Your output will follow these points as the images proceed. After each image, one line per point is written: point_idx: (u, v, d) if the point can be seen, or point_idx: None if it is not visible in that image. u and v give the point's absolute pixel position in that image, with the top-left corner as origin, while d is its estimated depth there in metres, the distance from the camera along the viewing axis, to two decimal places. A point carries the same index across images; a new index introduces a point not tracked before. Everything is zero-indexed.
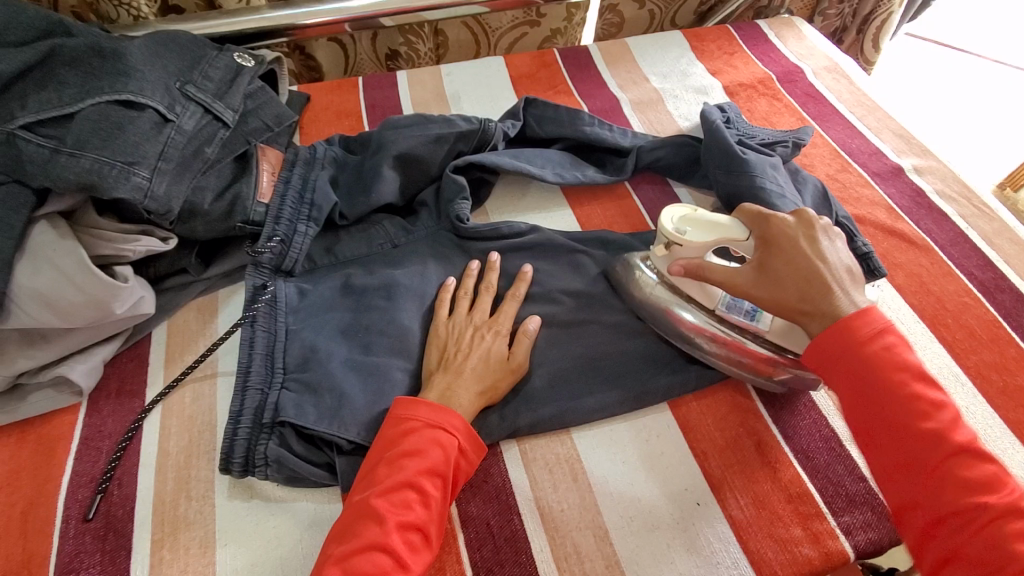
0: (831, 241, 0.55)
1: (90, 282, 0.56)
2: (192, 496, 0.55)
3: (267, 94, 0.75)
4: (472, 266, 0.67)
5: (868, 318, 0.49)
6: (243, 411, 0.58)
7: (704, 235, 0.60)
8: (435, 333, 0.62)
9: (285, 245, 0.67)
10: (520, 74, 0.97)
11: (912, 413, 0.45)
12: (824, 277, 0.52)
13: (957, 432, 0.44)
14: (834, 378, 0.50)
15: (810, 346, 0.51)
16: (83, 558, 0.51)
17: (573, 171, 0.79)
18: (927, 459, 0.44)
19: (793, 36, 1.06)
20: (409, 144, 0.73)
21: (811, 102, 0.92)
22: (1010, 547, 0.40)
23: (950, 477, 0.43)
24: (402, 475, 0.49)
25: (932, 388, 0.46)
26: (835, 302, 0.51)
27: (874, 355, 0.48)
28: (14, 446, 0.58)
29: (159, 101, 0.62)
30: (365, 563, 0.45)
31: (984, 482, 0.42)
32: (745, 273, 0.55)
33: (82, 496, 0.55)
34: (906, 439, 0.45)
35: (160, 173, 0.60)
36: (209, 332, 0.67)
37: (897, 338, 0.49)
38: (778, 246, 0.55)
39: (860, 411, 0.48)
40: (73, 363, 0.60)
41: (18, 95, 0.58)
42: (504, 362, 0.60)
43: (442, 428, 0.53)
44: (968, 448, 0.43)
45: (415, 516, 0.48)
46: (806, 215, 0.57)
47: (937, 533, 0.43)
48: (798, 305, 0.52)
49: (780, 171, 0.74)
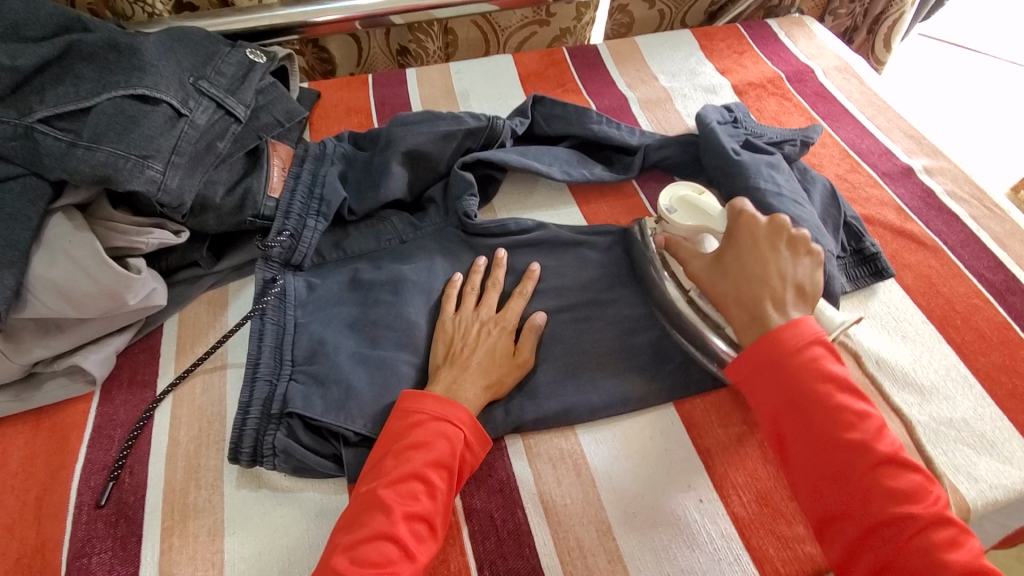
0: (795, 255, 0.57)
1: (105, 273, 0.57)
2: (201, 485, 0.56)
3: (279, 90, 0.76)
4: (479, 262, 0.68)
5: (798, 330, 0.51)
6: (252, 402, 0.58)
7: (688, 218, 0.65)
8: (442, 328, 0.63)
9: (295, 240, 0.68)
10: (529, 72, 0.97)
11: (838, 425, 0.48)
12: (766, 281, 0.55)
13: (879, 442, 0.47)
14: (762, 393, 0.51)
15: (739, 357, 0.53)
16: (95, 544, 0.52)
17: (580, 169, 0.79)
18: (856, 470, 0.47)
19: (803, 35, 1.06)
20: (418, 140, 0.74)
21: (820, 101, 0.92)
22: (938, 555, 0.43)
23: (878, 487, 0.45)
24: (409, 467, 0.50)
25: (856, 400, 0.49)
26: (766, 306, 0.53)
27: (803, 368, 0.50)
28: (29, 433, 0.59)
29: (173, 96, 0.63)
30: (372, 551, 0.45)
31: (908, 491, 0.45)
32: (702, 261, 0.60)
33: (94, 483, 0.56)
34: (837, 451, 0.47)
35: (174, 166, 0.61)
36: (219, 324, 0.67)
37: (825, 352, 0.51)
38: (736, 243, 0.58)
39: (790, 425, 0.49)
40: (87, 353, 0.61)
41: (37, 90, 0.59)
42: (509, 357, 0.61)
43: (448, 420, 0.53)
44: (891, 458, 0.47)
45: (421, 507, 0.48)
46: (778, 220, 0.58)
47: (868, 544, 0.45)
48: (730, 301, 0.56)
49: (783, 171, 0.74)
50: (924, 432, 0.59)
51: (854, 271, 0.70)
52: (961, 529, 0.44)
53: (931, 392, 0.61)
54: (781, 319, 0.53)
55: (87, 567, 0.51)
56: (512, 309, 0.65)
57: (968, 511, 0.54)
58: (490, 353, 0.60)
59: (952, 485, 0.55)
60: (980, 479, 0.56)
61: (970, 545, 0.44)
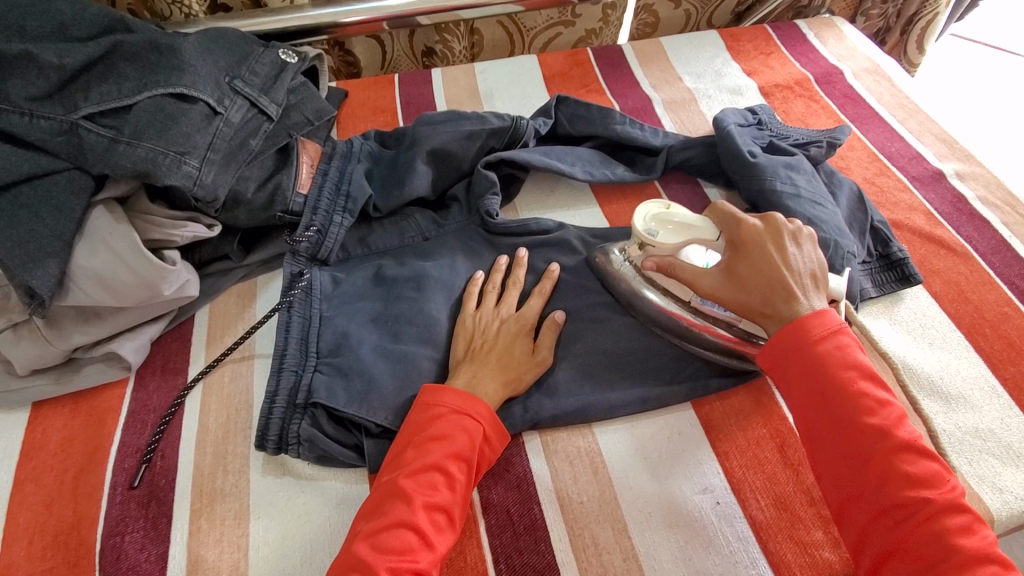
0: (800, 246, 0.56)
1: (142, 264, 0.59)
2: (229, 470, 0.58)
3: (309, 89, 0.77)
4: (500, 262, 0.68)
5: (822, 319, 0.51)
6: (278, 392, 0.60)
7: (673, 236, 0.62)
8: (462, 324, 0.64)
9: (322, 235, 0.70)
10: (553, 72, 0.98)
11: (857, 408, 0.47)
12: (787, 283, 0.53)
13: (899, 429, 0.46)
14: (786, 375, 0.51)
15: (767, 344, 0.53)
16: (128, 523, 0.55)
17: (603, 169, 0.79)
18: (872, 453, 0.46)
19: (833, 36, 1.04)
20: (443, 140, 0.75)
21: (849, 104, 0.91)
22: (950, 539, 0.42)
23: (894, 470, 0.45)
24: (429, 458, 0.51)
25: (878, 387, 0.49)
26: (794, 305, 0.52)
27: (826, 354, 0.50)
28: (67, 416, 0.62)
29: (209, 95, 0.66)
30: (392, 539, 0.47)
31: (925, 477, 0.44)
32: (712, 274, 0.58)
33: (128, 465, 0.58)
34: (854, 433, 0.47)
35: (209, 162, 0.63)
36: (248, 316, 0.70)
37: (850, 339, 0.51)
38: (746, 250, 0.57)
39: (811, 407, 0.49)
40: (123, 340, 0.63)
41: (82, 87, 0.62)
42: (529, 355, 0.62)
43: (467, 414, 0.54)
44: (909, 445, 0.45)
45: (441, 498, 0.49)
46: (774, 221, 0.58)
47: (879, 526, 0.44)
48: (761, 312, 0.54)
49: (802, 171, 0.73)
50: (949, 441, 0.58)
51: (880, 277, 0.69)
52: (977, 519, 0.43)
53: (958, 400, 0.60)
54: (808, 312, 0.52)
55: (121, 545, 0.53)
56: (532, 307, 0.65)
57: (992, 522, 0.53)
58: (510, 350, 0.61)
59: (976, 496, 0.54)
60: (1006, 490, 0.55)
61: (987, 537, 0.42)
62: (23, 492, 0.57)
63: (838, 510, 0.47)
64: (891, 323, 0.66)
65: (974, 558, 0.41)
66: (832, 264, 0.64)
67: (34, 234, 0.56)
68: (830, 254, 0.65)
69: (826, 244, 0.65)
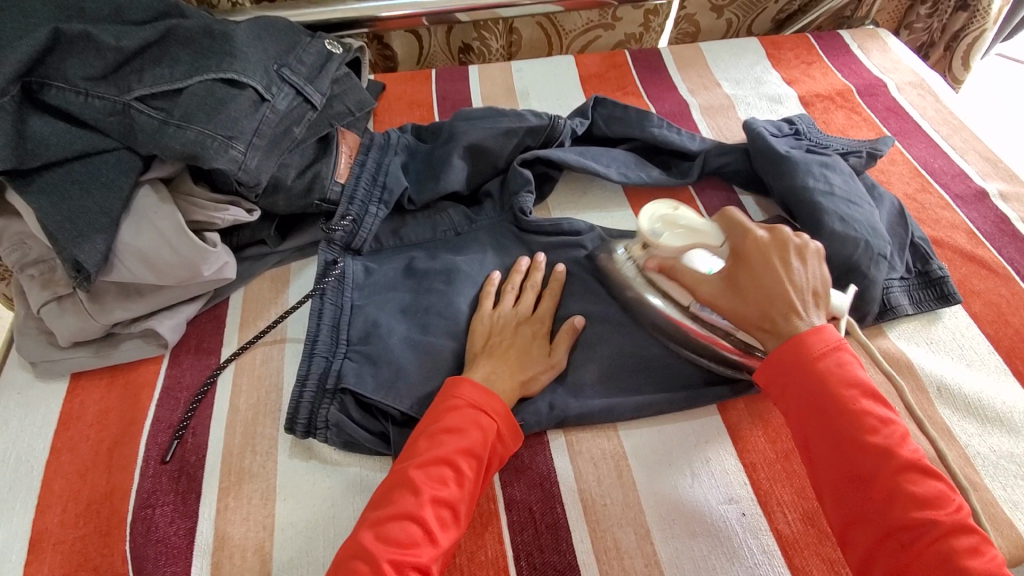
0: (805, 263, 0.54)
1: (185, 245, 0.61)
2: (257, 451, 0.59)
3: (352, 81, 0.78)
4: (520, 263, 0.68)
5: (822, 335, 0.50)
6: (309, 376, 0.61)
7: (680, 238, 0.61)
8: (479, 320, 0.64)
9: (356, 225, 0.70)
10: (590, 74, 0.98)
11: (858, 427, 0.46)
12: (790, 298, 0.51)
13: (903, 448, 0.45)
14: (786, 393, 0.50)
15: (765, 362, 0.51)
16: (158, 496, 0.56)
17: (638, 171, 0.78)
18: (876, 474, 0.45)
19: (877, 48, 1.03)
20: (480, 136, 0.75)
21: (892, 117, 0.89)
22: (959, 562, 0.41)
23: (899, 491, 0.44)
24: (440, 451, 0.51)
25: (879, 404, 0.48)
26: (795, 321, 0.51)
27: (827, 371, 0.48)
28: (105, 387, 0.64)
29: (258, 81, 0.67)
30: (397, 530, 0.47)
31: (929, 497, 0.43)
32: (712, 284, 0.56)
33: (161, 440, 0.60)
34: (856, 453, 0.46)
35: (254, 148, 0.64)
36: (281, 301, 0.71)
37: (850, 355, 0.50)
38: (749, 262, 0.54)
39: (811, 427, 0.48)
40: (161, 318, 0.65)
41: (136, 70, 0.63)
42: (545, 355, 0.62)
43: (483, 410, 0.54)
44: (914, 464, 0.45)
45: (448, 494, 0.49)
46: (780, 233, 0.55)
47: (885, 548, 0.43)
48: (756, 325, 0.53)
49: (837, 170, 0.73)
50: (983, 464, 0.56)
51: (918, 295, 0.68)
52: (984, 539, 0.42)
53: (994, 423, 0.59)
54: (808, 329, 0.50)
55: (151, 518, 0.55)
56: (546, 311, 0.65)
57: None
58: (526, 350, 0.61)
59: (1009, 523, 0.53)
60: None
61: (995, 557, 0.41)
62: (59, 460, 0.59)
63: (841, 531, 0.46)
64: (927, 342, 0.65)
65: None
66: (859, 264, 0.64)
67: (85, 210, 0.58)
68: (860, 253, 0.64)
69: (857, 243, 0.64)
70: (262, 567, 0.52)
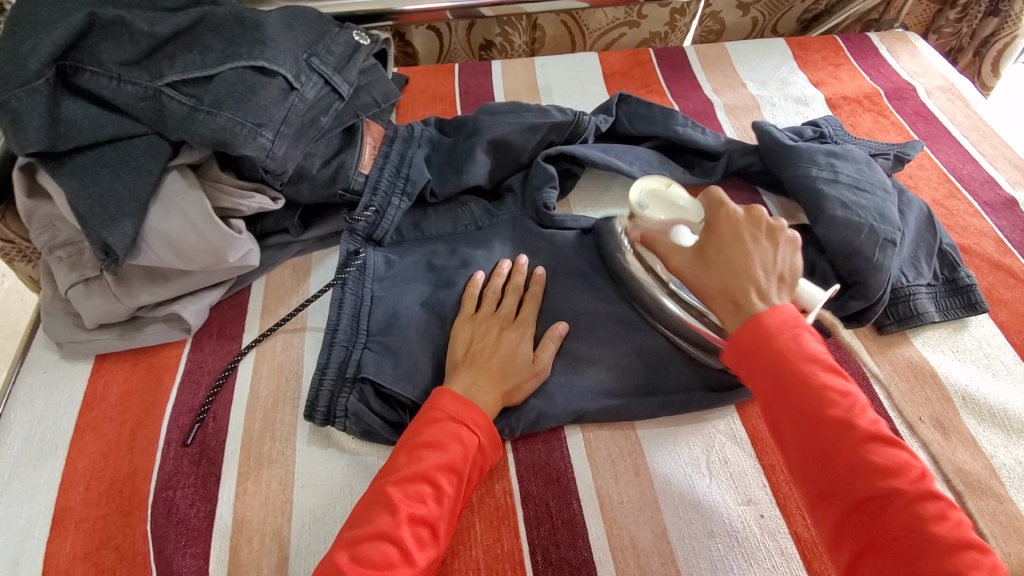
0: (775, 245, 0.53)
1: (212, 231, 0.62)
2: (276, 437, 0.59)
3: (378, 72, 0.79)
4: (500, 266, 0.66)
5: (780, 313, 0.48)
6: (329, 364, 0.62)
7: (662, 212, 0.62)
8: (462, 326, 0.62)
9: (379, 216, 0.71)
10: (613, 71, 0.97)
11: (819, 402, 0.45)
12: (752, 276, 0.51)
13: (864, 419, 0.44)
14: (750, 374, 0.48)
15: (728, 343, 0.50)
16: (179, 478, 0.56)
17: (661, 169, 0.78)
18: (840, 448, 0.43)
19: (906, 51, 1.01)
20: (504, 131, 0.75)
21: (920, 121, 0.88)
22: (927, 529, 0.40)
23: (863, 463, 0.42)
24: (418, 467, 0.50)
25: (837, 377, 0.46)
26: (751, 296, 0.50)
27: (788, 348, 0.47)
28: (128, 370, 0.65)
29: (287, 70, 0.67)
30: (372, 551, 0.45)
31: (893, 467, 0.42)
32: (682, 253, 0.57)
33: (182, 423, 0.60)
34: (820, 429, 0.44)
35: (282, 136, 0.64)
36: (303, 290, 0.71)
37: (808, 329, 0.48)
38: (718, 235, 0.54)
39: (773, 407, 0.47)
40: (185, 303, 0.66)
41: (167, 56, 0.64)
42: (529, 363, 0.60)
43: (463, 424, 0.53)
44: (876, 434, 0.43)
45: (426, 511, 0.48)
46: (756, 212, 0.54)
47: (853, 523, 0.42)
48: (714, 297, 0.52)
49: (847, 159, 0.71)
50: (1008, 476, 0.55)
51: (945, 302, 0.66)
52: (950, 504, 0.41)
53: (1020, 434, 0.58)
54: (766, 308, 0.49)
55: (172, 499, 0.55)
56: (529, 315, 0.64)
57: None
58: (510, 358, 0.59)
59: None
60: None
61: (962, 521, 0.41)
62: (83, 439, 0.59)
63: (809, 510, 0.45)
64: (952, 350, 0.64)
65: (953, 546, 0.39)
66: (862, 250, 0.63)
67: (115, 194, 0.59)
68: (862, 239, 0.63)
69: (860, 228, 0.64)
70: (281, 552, 0.53)
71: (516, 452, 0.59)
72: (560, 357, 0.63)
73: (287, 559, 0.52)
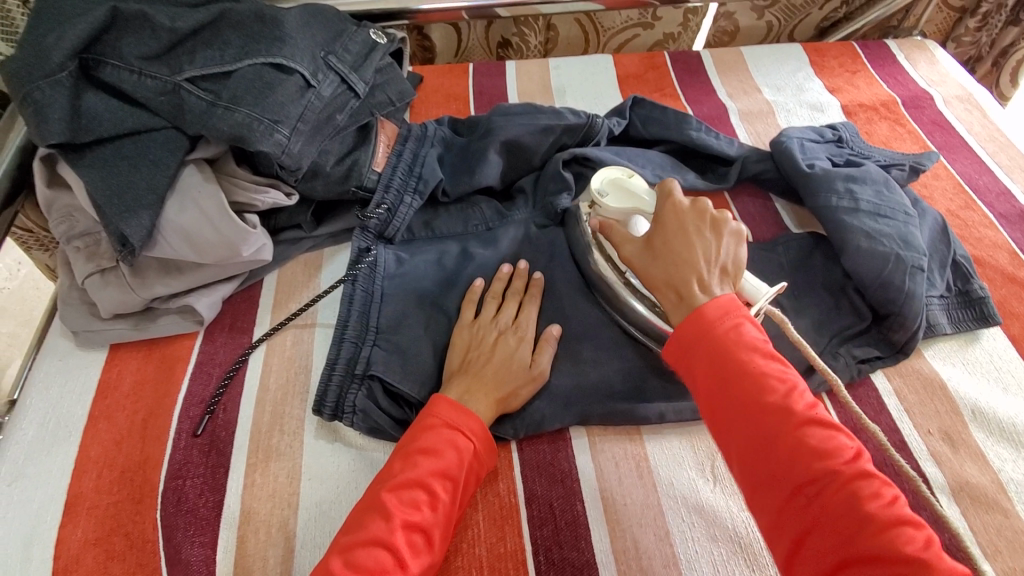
0: (718, 237, 0.55)
1: (226, 225, 0.63)
2: (285, 430, 0.60)
3: (395, 71, 0.80)
4: (500, 271, 0.67)
5: (719, 303, 0.50)
6: (338, 360, 0.62)
7: (622, 201, 0.64)
8: (460, 333, 0.63)
9: (391, 214, 0.72)
10: (628, 73, 0.97)
11: (757, 388, 0.46)
12: (697, 269, 0.52)
13: (798, 404, 0.45)
14: (692, 367, 0.49)
15: (672, 338, 0.51)
16: (189, 468, 0.57)
17: (674, 175, 0.77)
18: (775, 433, 0.44)
19: (923, 59, 1.00)
20: (517, 133, 0.75)
21: (937, 130, 0.87)
22: (862, 508, 0.40)
23: (799, 445, 0.43)
24: (412, 474, 0.50)
25: (775, 363, 0.47)
26: (694, 289, 0.51)
27: (725, 337, 0.48)
28: (141, 360, 0.66)
29: (305, 67, 0.67)
30: (366, 557, 0.45)
31: (826, 448, 0.42)
32: (632, 244, 0.58)
33: (193, 414, 0.61)
34: (757, 415, 0.45)
35: (298, 133, 0.65)
36: (314, 285, 0.72)
37: (747, 318, 0.50)
38: (664, 227, 0.56)
39: (716, 396, 0.47)
40: (198, 295, 0.66)
41: (187, 51, 0.64)
42: (526, 368, 0.60)
43: (460, 431, 0.53)
44: (810, 417, 0.44)
45: (421, 518, 0.48)
46: (700, 205, 0.57)
47: (792, 508, 0.42)
48: (659, 286, 0.54)
49: (866, 181, 0.70)
50: (1016, 491, 0.55)
51: (957, 313, 0.66)
52: (884, 483, 0.41)
53: None
54: (707, 298, 0.50)
55: (182, 488, 0.56)
56: (529, 320, 0.64)
57: None
58: (505, 364, 0.59)
59: None
60: None
61: (896, 498, 0.41)
62: (96, 427, 0.60)
63: (753, 496, 0.44)
64: (963, 363, 0.63)
65: (890, 523, 0.39)
66: (892, 279, 0.62)
67: (133, 186, 0.60)
68: (891, 269, 0.63)
69: (886, 257, 0.63)
70: (287, 544, 0.53)
71: (521, 452, 0.60)
72: (569, 359, 0.63)
73: (292, 551, 0.53)
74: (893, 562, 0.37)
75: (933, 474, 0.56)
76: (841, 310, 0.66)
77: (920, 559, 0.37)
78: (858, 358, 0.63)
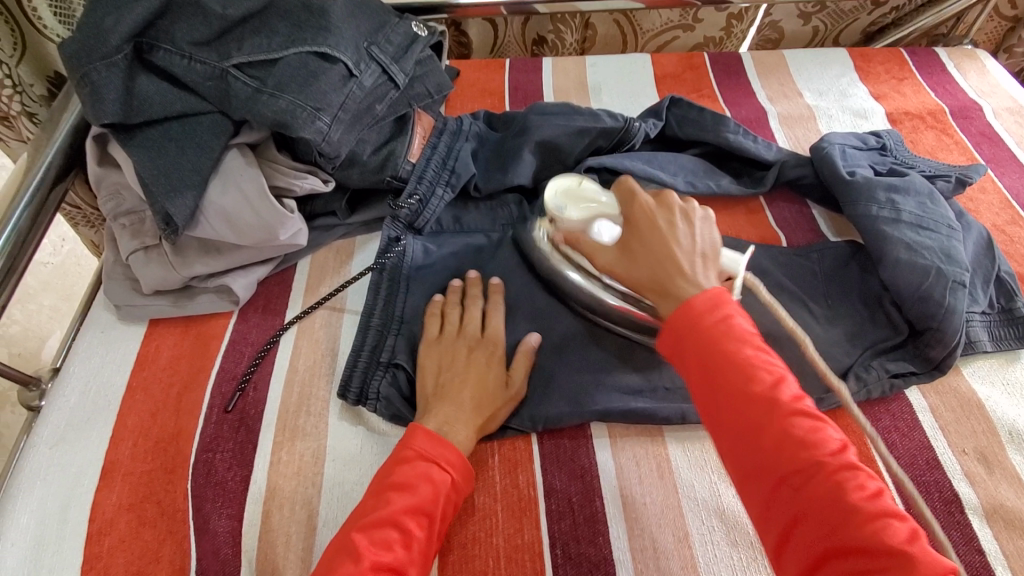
0: (691, 226, 0.55)
1: (266, 208, 0.64)
2: (311, 412, 0.62)
3: (434, 63, 0.81)
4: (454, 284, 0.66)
5: (710, 296, 0.49)
6: (364, 348, 0.64)
7: (579, 210, 0.63)
8: (428, 351, 0.61)
9: (422, 205, 0.72)
10: (666, 73, 0.96)
11: (744, 379, 0.45)
12: (677, 261, 0.52)
13: (785, 395, 0.44)
14: (684, 357, 0.48)
15: (664, 329, 0.50)
16: (219, 442, 0.59)
17: (707, 180, 0.76)
18: (762, 424, 0.43)
19: (974, 69, 0.97)
20: (553, 133, 0.76)
21: (986, 142, 0.84)
22: (848, 500, 0.39)
23: (786, 437, 0.42)
24: (385, 511, 0.48)
25: (765, 355, 0.46)
26: (680, 283, 0.50)
27: (716, 328, 0.47)
28: (178, 335, 0.68)
29: (348, 57, 0.69)
30: None
31: (813, 440, 0.42)
32: (606, 252, 0.58)
33: (225, 390, 0.63)
34: (744, 406, 0.44)
35: (339, 121, 0.67)
36: (344, 271, 0.74)
37: (736, 309, 0.49)
38: (636, 228, 0.55)
39: (705, 386, 0.46)
40: (235, 276, 0.68)
41: (237, 38, 0.66)
42: (503, 388, 0.59)
43: (436, 463, 0.52)
44: (797, 409, 0.43)
45: (393, 558, 0.46)
46: (666, 198, 0.56)
47: (780, 499, 0.41)
48: (647, 286, 0.53)
49: (909, 193, 0.68)
50: None
51: (999, 332, 0.64)
52: (869, 475, 0.41)
53: None
54: (695, 290, 0.50)
55: (211, 461, 0.58)
56: (497, 329, 0.63)
57: None
58: (482, 384, 0.58)
59: None
60: None
61: (881, 491, 0.40)
62: (133, 398, 0.63)
63: (741, 486, 0.44)
64: (1003, 384, 0.61)
65: (875, 515, 0.38)
66: (932, 293, 0.61)
67: (179, 168, 0.62)
68: (932, 283, 0.61)
69: (927, 271, 0.61)
70: (309, 521, 0.55)
71: (541, 445, 0.60)
72: (594, 357, 0.63)
73: (314, 529, 0.54)
74: (880, 554, 0.37)
75: (966, 495, 0.54)
76: (876, 323, 0.65)
77: (908, 552, 0.37)
78: (891, 373, 0.61)
